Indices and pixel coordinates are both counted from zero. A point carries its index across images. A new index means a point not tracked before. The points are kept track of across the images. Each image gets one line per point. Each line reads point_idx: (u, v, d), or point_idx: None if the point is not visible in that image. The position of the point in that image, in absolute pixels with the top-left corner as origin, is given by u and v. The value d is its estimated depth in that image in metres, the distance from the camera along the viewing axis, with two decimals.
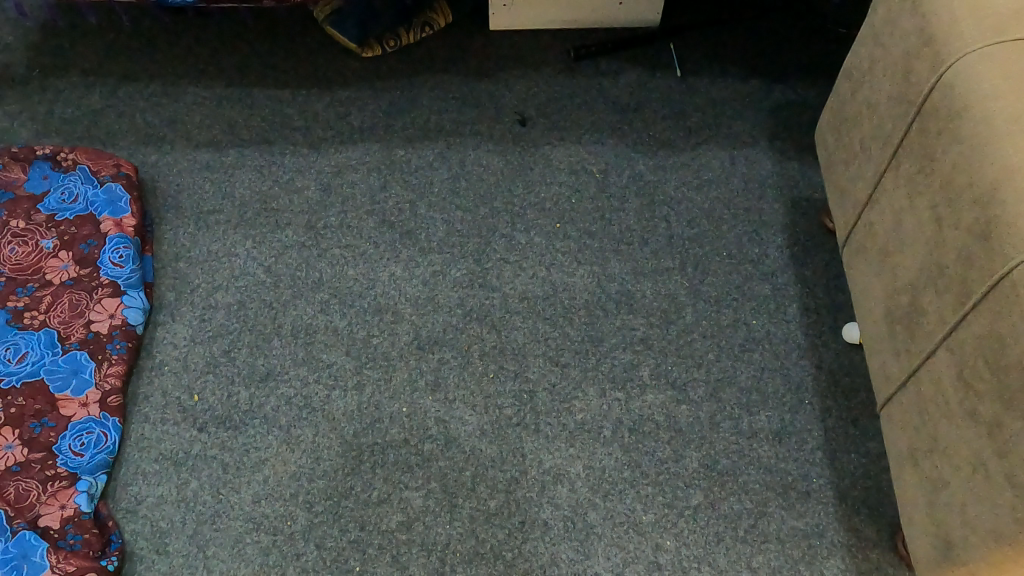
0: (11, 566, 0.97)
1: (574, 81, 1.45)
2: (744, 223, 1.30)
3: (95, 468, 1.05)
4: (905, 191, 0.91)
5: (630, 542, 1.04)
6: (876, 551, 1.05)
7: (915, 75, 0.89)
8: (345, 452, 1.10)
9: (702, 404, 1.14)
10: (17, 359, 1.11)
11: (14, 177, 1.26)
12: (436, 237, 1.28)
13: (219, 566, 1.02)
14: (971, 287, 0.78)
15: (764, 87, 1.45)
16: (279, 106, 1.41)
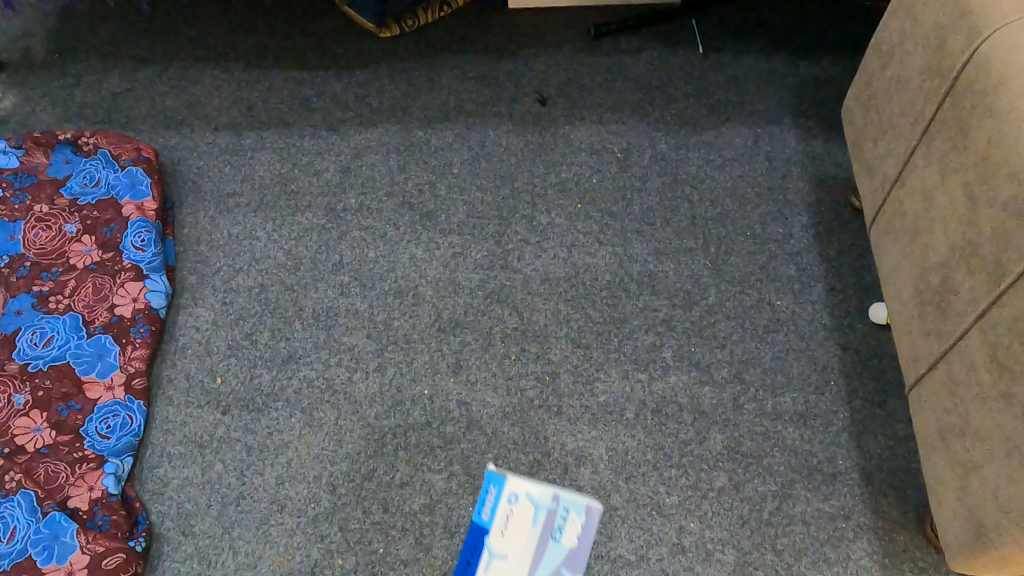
0: (42, 547, 0.98)
1: (594, 59, 1.43)
2: (769, 202, 1.28)
3: (122, 450, 1.06)
4: (936, 168, 0.89)
5: (653, 524, 1.04)
6: (903, 534, 1.04)
7: (949, 47, 0.86)
8: (368, 434, 1.10)
9: (726, 385, 1.13)
10: (44, 343, 1.12)
11: (36, 163, 1.27)
12: (456, 218, 1.27)
13: (244, 548, 1.03)
14: (1008, 265, 0.77)
15: (788, 62, 1.42)
16: (296, 87, 1.40)
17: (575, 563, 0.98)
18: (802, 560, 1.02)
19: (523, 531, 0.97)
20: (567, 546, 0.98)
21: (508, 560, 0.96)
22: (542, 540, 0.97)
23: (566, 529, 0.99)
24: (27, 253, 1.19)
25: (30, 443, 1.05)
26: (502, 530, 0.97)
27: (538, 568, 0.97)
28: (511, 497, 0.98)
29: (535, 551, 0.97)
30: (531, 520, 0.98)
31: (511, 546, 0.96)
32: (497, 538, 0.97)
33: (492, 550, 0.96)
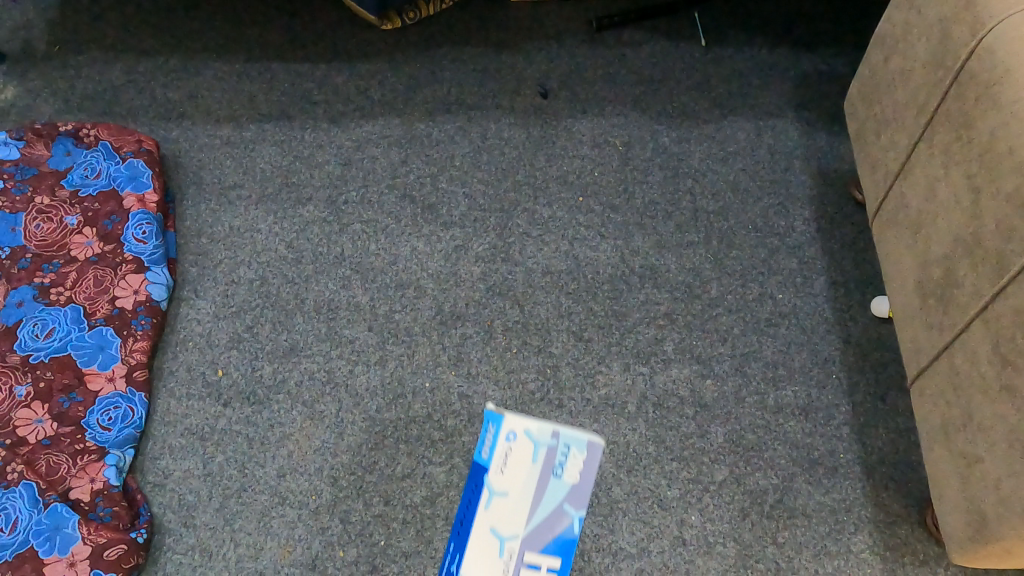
0: (44, 538, 0.99)
1: (596, 51, 1.43)
2: (771, 195, 1.28)
3: (123, 442, 1.06)
4: (939, 161, 0.89)
5: (654, 517, 1.04)
6: (904, 528, 1.04)
7: (953, 39, 0.86)
8: (369, 426, 1.10)
9: (727, 378, 1.13)
10: (45, 335, 1.12)
11: (38, 154, 1.26)
12: (457, 211, 1.27)
13: (245, 540, 1.04)
14: (1011, 258, 0.77)
15: (791, 56, 1.42)
16: (297, 80, 1.40)
17: (580, 498, 0.72)
18: (803, 552, 1.02)
19: (520, 468, 0.71)
20: (573, 482, 0.72)
21: (509, 499, 0.71)
22: (542, 478, 0.71)
23: (571, 465, 0.71)
24: (29, 244, 1.19)
25: (31, 434, 1.05)
26: (501, 467, 0.71)
27: (541, 504, 0.72)
28: (508, 433, 0.71)
29: (535, 489, 0.71)
30: (530, 457, 0.71)
31: (512, 483, 0.71)
32: (496, 475, 0.71)
33: (490, 487, 0.71)
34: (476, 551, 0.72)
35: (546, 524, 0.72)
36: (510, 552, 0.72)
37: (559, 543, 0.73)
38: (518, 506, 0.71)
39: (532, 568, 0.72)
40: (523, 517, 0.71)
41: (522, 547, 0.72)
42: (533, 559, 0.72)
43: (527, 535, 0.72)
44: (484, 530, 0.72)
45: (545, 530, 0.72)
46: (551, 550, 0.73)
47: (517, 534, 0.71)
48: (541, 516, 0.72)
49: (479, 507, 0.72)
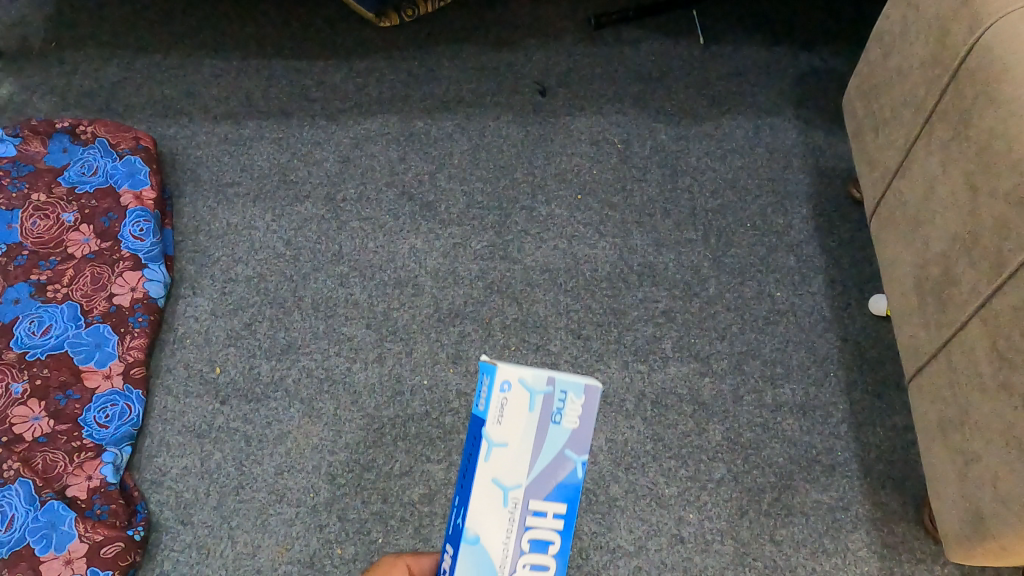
0: (41, 535, 0.99)
1: (595, 49, 1.42)
2: (770, 194, 1.28)
3: (120, 440, 1.06)
4: (937, 159, 0.89)
5: (652, 515, 1.04)
6: (902, 526, 1.04)
7: (951, 37, 0.86)
8: (367, 424, 1.10)
9: (725, 376, 1.13)
10: (42, 332, 1.11)
11: (34, 151, 1.26)
12: (456, 209, 1.26)
13: (243, 538, 1.04)
14: (1009, 255, 0.77)
15: (790, 54, 1.42)
16: (295, 77, 1.39)
17: (582, 442, 0.50)
18: (800, 550, 1.03)
19: (519, 416, 0.49)
20: (579, 423, 0.50)
21: (509, 450, 0.49)
22: (542, 425, 0.50)
23: (573, 412, 0.50)
24: (25, 241, 1.18)
25: (28, 432, 1.05)
26: (497, 416, 0.49)
27: (546, 449, 0.50)
28: (502, 385, 0.49)
29: (537, 436, 0.50)
30: (526, 408, 0.49)
31: (512, 432, 0.49)
32: (493, 427, 0.49)
33: (486, 437, 0.49)
34: (474, 514, 0.50)
35: (547, 472, 0.50)
36: (516, 503, 0.50)
37: (566, 489, 0.51)
38: (515, 459, 0.49)
39: (538, 522, 0.51)
40: (526, 464, 0.50)
41: (526, 500, 0.50)
42: (540, 511, 0.51)
43: (533, 485, 0.50)
44: (485, 484, 0.50)
45: (550, 479, 0.50)
46: (559, 497, 0.51)
47: (522, 485, 0.50)
48: (545, 461, 0.50)
49: (474, 461, 0.50)
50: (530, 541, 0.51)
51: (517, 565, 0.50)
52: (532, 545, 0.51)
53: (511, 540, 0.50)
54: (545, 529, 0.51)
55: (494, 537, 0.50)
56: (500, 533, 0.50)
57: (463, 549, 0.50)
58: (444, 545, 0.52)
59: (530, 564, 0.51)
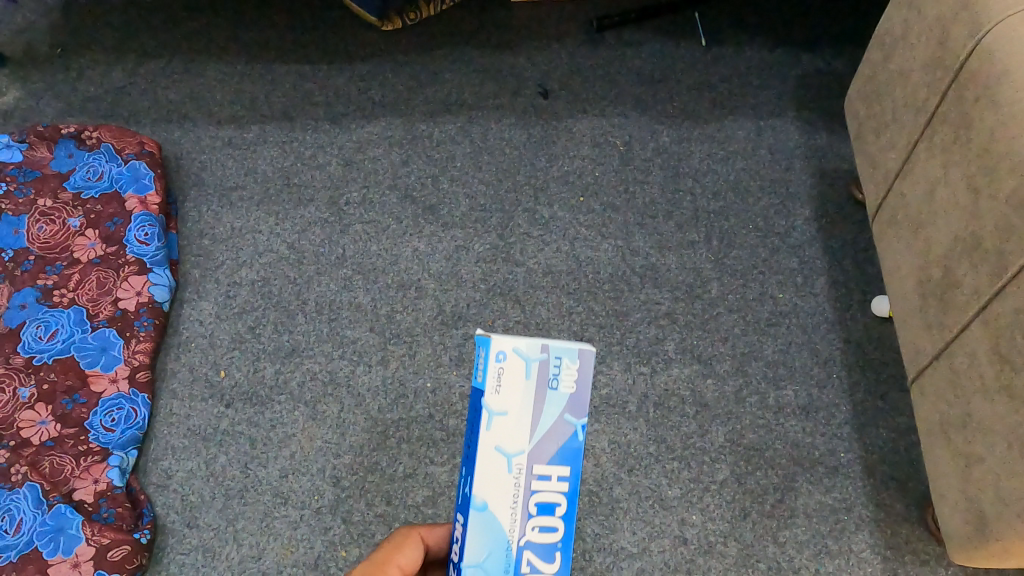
0: (48, 539, 1.00)
1: (597, 51, 1.42)
2: (772, 195, 1.28)
3: (126, 443, 1.07)
4: (938, 161, 0.89)
5: (655, 516, 1.05)
6: (905, 527, 1.04)
7: (952, 40, 0.86)
8: (371, 427, 1.11)
9: (728, 378, 1.13)
10: (48, 337, 1.12)
11: (40, 156, 1.26)
12: (459, 212, 1.27)
13: (249, 540, 1.05)
14: (1010, 258, 0.77)
15: (791, 55, 1.41)
16: (298, 81, 1.40)
17: (578, 406, 0.55)
18: (803, 552, 1.03)
19: (516, 385, 0.54)
20: (574, 389, 0.55)
21: (510, 417, 0.54)
22: (539, 392, 0.54)
23: (568, 377, 0.55)
24: (31, 246, 1.19)
25: (35, 436, 1.06)
26: (496, 387, 0.54)
27: (545, 414, 0.54)
28: (497, 356, 0.53)
29: (535, 403, 0.54)
30: (523, 375, 0.54)
31: (511, 401, 0.54)
32: (492, 397, 0.54)
33: (487, 407, 0.54)
34: (482, 480, 0.54)
35: (547, 436, 0.55)
36: (520, 469, 0.55)
37: (568, 450, 0.55)
38: (516, 426, 0.54)
39: (543, 485, 0.55)
40: (527, 430, 0.54)
41: (530, 464, 0.55)
42: (544, 474, 0.55)
43: (536, 450, 0.54)
44: (489, 451, 0.54)
45: (551, 442, 0.55)
46: (561, 459, 0.55)
47: (525, 451, 0.54)
48: (544, 426, 0.55)
49: (476, 431, 0.54)
50: (536, 502, 0.55)
51: (527, 526, 0.55)
52: (538, 506, 0.55)
53: (519, 502, 0.55)
54: (550, 490, 0.55)
55: (502, 501, 0.55)
56: (507, 497, 0.55)
57: (475, 515, 0.54)
58: (456, 516, 0.57)
59: (539, 524, 0.55)
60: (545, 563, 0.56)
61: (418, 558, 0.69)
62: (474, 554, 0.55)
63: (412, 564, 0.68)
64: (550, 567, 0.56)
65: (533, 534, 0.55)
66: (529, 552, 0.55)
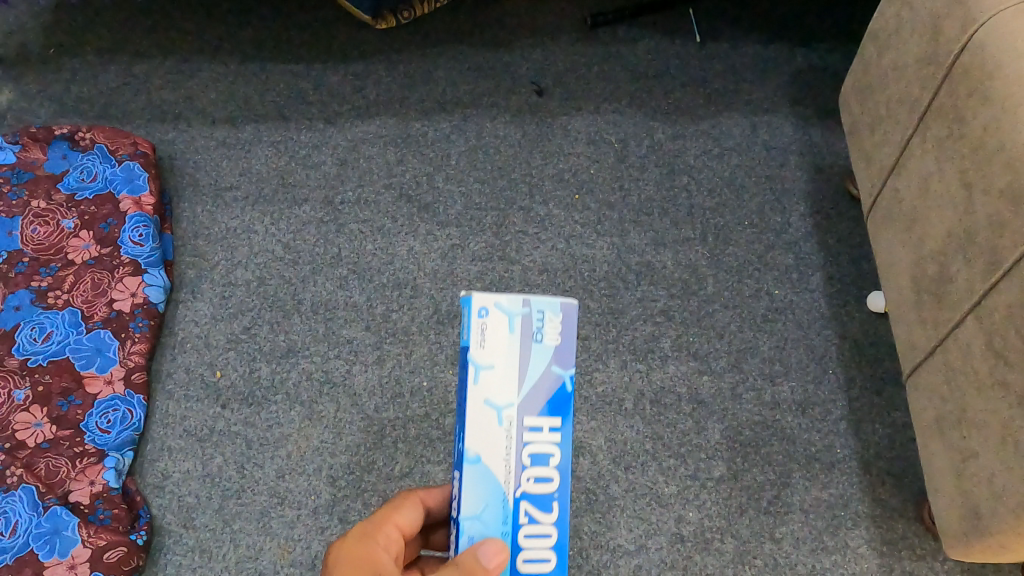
0: (44, 541, 0.99)
1: (592, 48, 1.42)
2: (767, 191, 1.28)
3: (122, 445, 1.07)
4: (932, 157, 0.89)
5: (651, 514, 1.05)
6: (901, 522, 1.04)
7: (945, 35, 0.86)
8: (367, 426, 1.11)
9: (724, 375, 1.13)
10: (43, 338, 1.12)
11: (34, 158, 1.26)
12: (454, 210, 1.27)
13: (245, 541, 1.05)
14: (1004, 253, 0.77)
15: (786, 51, 1.41)
16: (292, 80, 1.39)
17: (564, 357, 0.56)
18: (800, 548, 1.03)
19: (500, 338, 0.55)
20: (559, 339, 0.56)
21: (496, 370, 0.55)
22: (524, 344, 0.56)
23: (553, 328, 0.56)
24: (26, 248, 1.19)
25: (31, 438, 1.06)
26: (480, 341, 0.55)
27: (532, 365, 0.56)
28: (480, 311, 0.55)
29: (520, 355, 0.56)
30: (506, 328, 0.55)
31: (496, 353, 0.55)
32: (477, 351, 0.55)
33: (473, 361, 0.55)
34: (473, 433, 0.56)
35: (536, 388, 0.56)
36: (511, 421, 0.56)
37: (559, 400, 0.56)
38: (503, 379, 0.55)
39: (536, 437, 0.56)
40: (514, 382, 0.56)
41: (521, 416, 0.56)
42: (537, 426, 0.56)
43: (525, 401, 0.56)
44: (478, 405, 0.56)
45: (540, 393, 0.56)
46: (551, 410, 0.56)
47: (515, 403, 0.56)
48: (532, 378, 0.56)
49: (465, 387, 0.56)
50: (530, 455, 0.56)
51: (522, 478, 0.56)
52: (533, 458, 0.56)
53: (512, 454, 0.56)
54: (543, 442, 0.56)
55: (494, 454, 0.56)
56: (500, 449, 0.56)
57: (468, 469, 0.56)
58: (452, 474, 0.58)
59: (535, 476, 0.56)
60: (544, 515, 0.56)
61: (418, 520, 0.69)
62: (470, 508, 0.56)
63: (411, 525, 0.68)
64: (548, 518, 0.56)
65: (529, 486, 0.56)
66: (526, 504, 0.56)
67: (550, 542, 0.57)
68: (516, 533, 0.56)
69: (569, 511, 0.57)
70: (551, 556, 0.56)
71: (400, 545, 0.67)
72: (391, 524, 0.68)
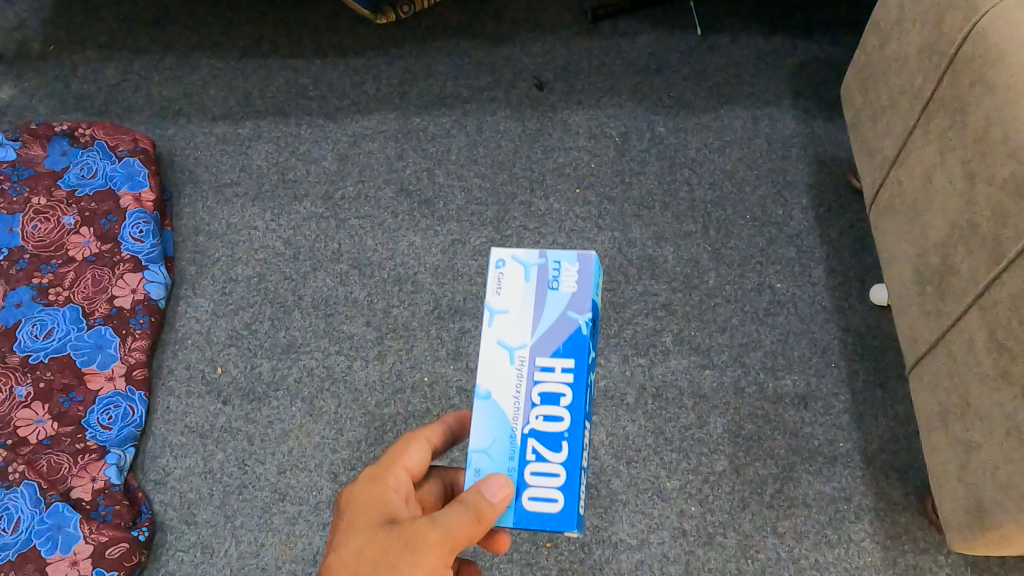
0: (46, 537, 1.00)
1: (592, 41, 1.42)
2: (769, 184, 1.27)
3: (123, 441, 1.07)
4: (935, 148, 0.89)
5: (653, 508, 1.05)
6: (905, 516, 1.04)
7: (948, 24, 0.85)
8: (368, 422, 1.10)
9: (725, 368, 1.13)
10: (44, 335, 1.12)
11: (34, 155, 1.26)
12: (454, 205, 1.26)
13: (247, 537, 1.04)
14: (1007, 244, 0.76)
15: (788, 43, 1.40)
16: (292, 75, 1.39)
17: (579, 304, 0.60)
18: (802, 542, 1.03)
19: (515, 286, 0.61)
20: (574, 288, 0.61)
21: (511, 315, 0.61)
22: (538, 293, 0.61)
23: (568, 279, 0.61)
24: (26, 245, 1.19)
25: (33, 434, 1.06)
26: (496, 289, 0.61)
27: (546, 311, 0.60)
28: (498, 264, 0.62)
29: (535, 301, 0.61)
30: (522, 277, 0.61)
31: (510, 300, 0.61)
32: (494, 298, 0.61)
33: (489, 307, 0.61)
34: (486, 371, 0.60)
35: (549, 332, 0.60)
36: (523, 361, 0.60)
37: (572, 344, 0.60)
38: (516, 321, 0.61)
39: (547, 376, 0.60)
40: (527, 325, 0.60)
41: (533, 357, 0.60)
42: (548, 367, 0.60)
43: (536, 342, 0.60)
44: (492, 345, 0.61)
45: (552, 335, 0.60)
46: (564, 352, 0.60)
47: (527, 345, 0.60)
48: (546, 323, 0.60)
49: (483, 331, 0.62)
50: (540, 393, 0.59)
51: (531, 414, 0.59)
52: (542, 398, 0.59)
53: (521, 391, 0.60)
54: (554, 382, 0.59)
55: (504, 392, 0.60)
56: (511, 386, 0.60)
57: (479, 403, 0.60)
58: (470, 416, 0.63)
59: (543, 414, 0.59)
60: (553, 453, 0.58)
61: (423, 461, 0.68)
62: (480, 441, 0.60)
63: (419, 466, 0.68)
64: (557, 457, 0.58)
65: (537, 423, 0.59)
66: (534, 439, 0.59)
67: (558, 481, 0.58)
68: (522, 469, 0.59)
69: (579, 453, 0.58)
70: (558, 495, 0.57)
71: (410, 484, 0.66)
72: (397, 467, 0.66)
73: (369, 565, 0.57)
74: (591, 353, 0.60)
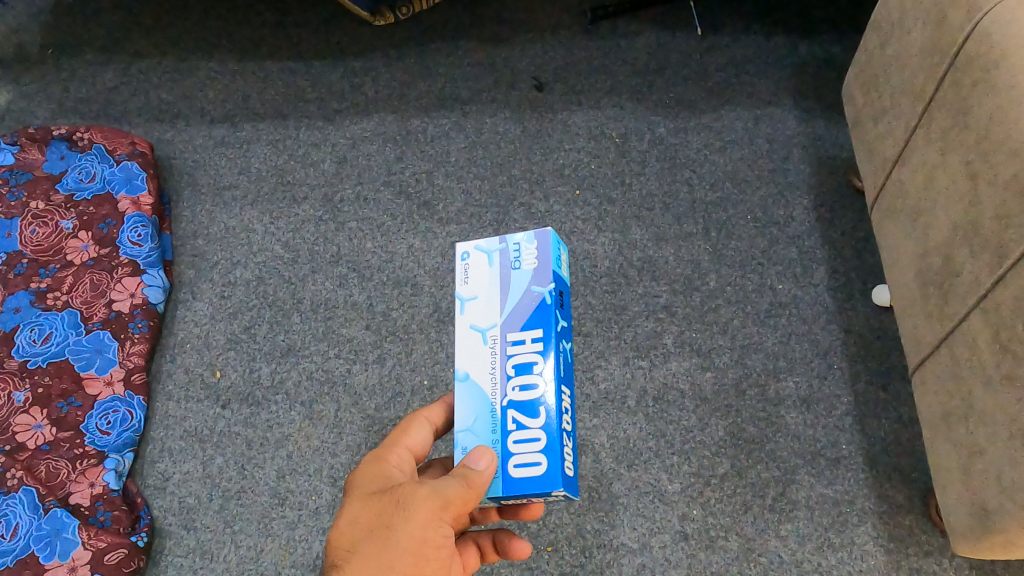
0: (44, 543, 0.99)
1: (591, 42, 1.41)
2: (770, 185, 1.26)
3: (122, 446, 1.07)
4: (936, 148, 0.88)
5: (655, 511, 1.04)
6: (909, 518, 1.03)
7: (949, 24, 0.85)
8: (368, 425, 1.09)
9: (727, 370, 1.12)
10: (42, 340, 1.12)
11: (33, 159, 1.26)
12: (454, 207, 1.26)
13: (246, 542, 1.04)
14: (1010, 245, 0.76)
15: (789, 42, 1.39)
16: (291, 78, 1.38)
17: (540, 277, 0.62)
18: (805, 545, 1.02)
19: (481, 271, 0.64)
20: (536, 264, 0.63)
21: (480, 300, 0.63)
22: (502, 274, 0.63)
23: (528, 257, 0.63)
24: (25, 250, 1.19)
25: (31, 440, 1.06)
26: (464, 278, 0.64)
27: (512, 290, 0.62)
28: (463, 256, 0.65)
29: (501, 282, 0.63)
30: (487, 263, 0.64)
31: (477, 286, 0.63)
32: (463, 287, 0.64)
33: (459, 296, 0.64)
34: (463, 356, 0.62)
35: (516, 309, 0.62)
36: (495, 339, 0.62)
37: (538, 316, 0.61)
38: (484, 304, 0.63)
39: (519, 349, 0.61)
40: (495, 306, 0.62)
41: (503, 334, 0.62)
42: (519, 340, 0.61)
43: (505, 320, 0.62)
44: (465, 331, 0.63)
45: (520, 311, 0.62)
46: (531, 324, 0.61)
47: (497, 324, 0.62)
48: (513, 300, 0.62)
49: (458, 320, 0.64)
50: (514, 365, 0.61)
51: (507, 387, 0.60)
52: (516, 370, 0.60)
53: (496, 367, 0.61)
54: (525, 353, 0.61)
55: (481, 370, 0.62)
56: (485, 365, 0.61)
57: (460, 386, 0.62)
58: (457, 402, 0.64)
59: (519, 384, 0.60)
60: (531, 420, 0.59)
61: (427, 439, 0.69)
62: (463, 420, 0.61)
63: (422, 444, 0.69)
64: (535, 423, 0.58)
65: (514, 394, 0.60)
66: (513, 410, 0.60)
67: (540, 445, 0.58)
68: (504, 440, 0.59)
69: (557, 416, 0.58)
70: (541, 459, 0.58)
71: (413, 463, 0.67)
72: (399, 446, 0.68)
73: (365, 530, 0.59)
74: (558, 321, 0.61)
